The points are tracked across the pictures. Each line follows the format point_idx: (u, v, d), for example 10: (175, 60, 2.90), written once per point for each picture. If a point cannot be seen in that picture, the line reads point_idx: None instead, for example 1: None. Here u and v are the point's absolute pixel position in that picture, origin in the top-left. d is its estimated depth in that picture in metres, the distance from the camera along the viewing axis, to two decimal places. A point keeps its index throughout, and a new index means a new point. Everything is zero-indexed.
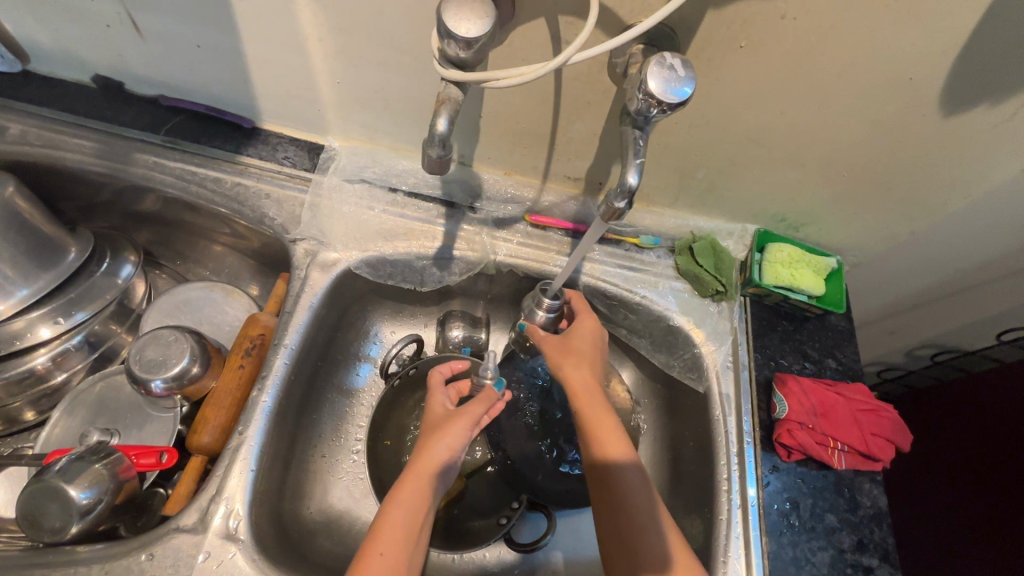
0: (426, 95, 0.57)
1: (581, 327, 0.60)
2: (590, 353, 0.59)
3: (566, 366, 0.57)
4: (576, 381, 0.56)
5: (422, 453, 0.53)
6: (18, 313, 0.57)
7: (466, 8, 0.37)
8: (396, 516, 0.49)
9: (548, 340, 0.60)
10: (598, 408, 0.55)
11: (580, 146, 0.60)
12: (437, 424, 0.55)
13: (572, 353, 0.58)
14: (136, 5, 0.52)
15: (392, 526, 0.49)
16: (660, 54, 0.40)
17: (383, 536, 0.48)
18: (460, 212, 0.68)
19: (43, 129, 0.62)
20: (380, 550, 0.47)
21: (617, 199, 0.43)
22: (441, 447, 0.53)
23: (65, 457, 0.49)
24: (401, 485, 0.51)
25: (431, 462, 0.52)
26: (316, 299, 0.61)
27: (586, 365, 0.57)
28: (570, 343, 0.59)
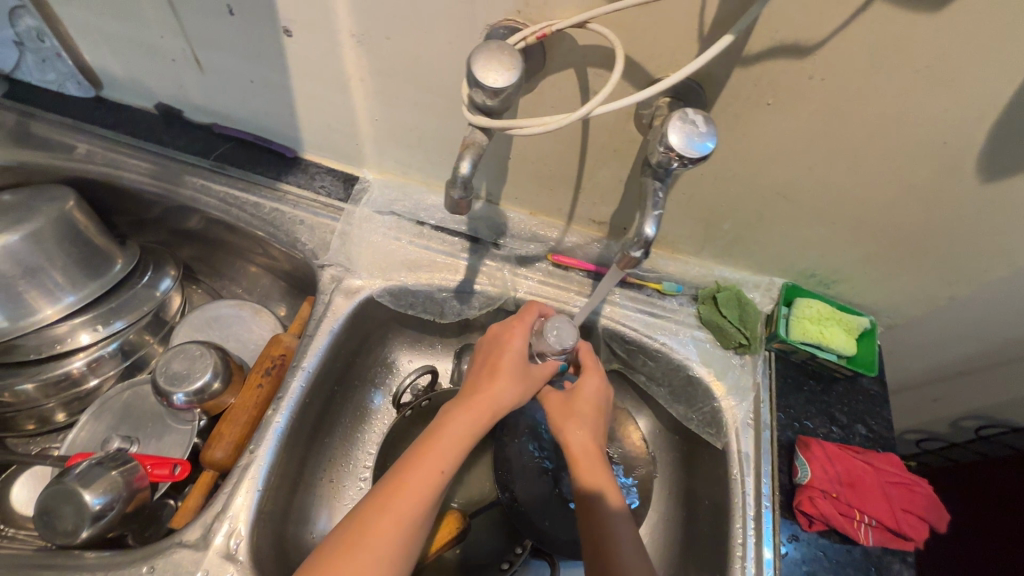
0: (457, 136, 0.59)
1: (587, 384, 0.58)
2: (592, 415, 0.57)
3: (566, 426, 0.57)
4: (575, 444, 0.55)
5: (499, 400, 0.53)
6: (63, 318, 0.61)
7: (495, 60, 0.38)
8: (457, 438, 0.50)
9: (551, 397, 0.59)
10: (595, 469, 0.54)
11: (604, 191, 0.61)
12: (517, 370, 0.54)
13: (573, 415, 0.57)
14: (200, 44, 0.57)
15: (456, 449, 0.50)
16: (683, 109, 0.40)
17: (445, 452, 0.49)
18: (484, 247, 0.69)
19: (106, 148, 0.67)
20: (442, 468, 0.49)
21: (633, 248, 0.43)
22: (511, 394, 0.53)
23: (86, 461, 0.51)
24: (477, 421, 0.51)
25: (502, 408, 0.53)
26: (337, 323, 0.62)
27: (584, 427, 0.56)
28: (571, 406, 0.58)
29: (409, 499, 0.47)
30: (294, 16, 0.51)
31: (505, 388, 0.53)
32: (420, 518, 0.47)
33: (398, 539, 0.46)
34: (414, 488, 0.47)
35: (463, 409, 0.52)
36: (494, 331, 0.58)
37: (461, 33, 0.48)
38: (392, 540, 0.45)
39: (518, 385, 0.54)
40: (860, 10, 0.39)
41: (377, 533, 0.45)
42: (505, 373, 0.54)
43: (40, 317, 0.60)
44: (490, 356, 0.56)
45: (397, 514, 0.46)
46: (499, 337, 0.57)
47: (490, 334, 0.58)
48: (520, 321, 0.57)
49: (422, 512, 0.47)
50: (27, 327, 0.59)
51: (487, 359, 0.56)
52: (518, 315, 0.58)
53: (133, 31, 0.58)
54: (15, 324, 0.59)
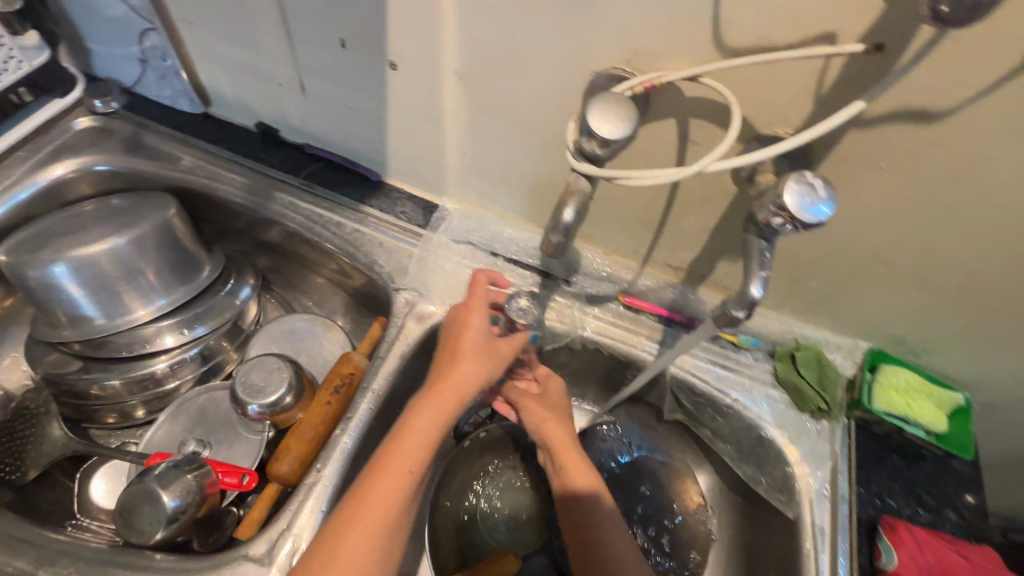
0: (543, 173, 0.60)
1: (552, 385, 0.62)
2: (559, 408, 0.61)
3: (547, 419, 0.60)
4: (558, 437, 0.58)
5: (456, 385, 0.50)
6: (152, 319, 0.64)
7: (611, 111, 0.38)
8: (424, 433, 0.49)
9: (527, 400, 0.61)
10: (575, 461, 0.57)
11: (687, 238, 0.60)
12: (479, 349, 0.52)
13: (553, 410, 0.60)
14: (308, 71, 0.60)
15: (420, 446, 0.49)
16: (797, 171, 0.39)
17: (411, 453, 0.48)
18: (554, 283, 0.68)
19: (206, 161, 0.71)
20: (410, 467, 0.48)
21: (735, 309, 0.42)
22: (475, 376, 0.51)
23: (163, 463, 0.53)
24: (445, 411, 0.50)
25: (462, 389, 0.50)
26: (407, 348, 0.63)
27: (556, 420, 0.60)
28: (547, 399, 0.61)
29: (380, 505, 0.46)
30: (401, 52, 0.53)
31: (468, 371, 0.51)
32: (391, 522, 0.47)
33: (373, 549, 0.45)
34: (383, 492, 0.47)
35: (427, 403, 0.50)
36: (451, 313, 0.56)
37: (564, 78, 0.49)
38: (367, 550, 0.45)
39: (483, 365, 0.52)
40: (999, 81, 0.37)
41: (349, 546, 0.44)
42: (466, 355, 0.51)
43: (133, 317, 0.63)
44: (449, 340, 0.54)
45: (368, 524, 0.45)
46: (458, 319, 0.54)
47: (448, 318, 0.55)
48: (477, 298, 0.55)
49: (395, 515, 0.47)
50: (121, 326, 0.62)
51: (447, 345, 0.54)
52: (474, 292, 0.55)
53: (249, 58, 0.62)
54: (112, 321, 0.62)
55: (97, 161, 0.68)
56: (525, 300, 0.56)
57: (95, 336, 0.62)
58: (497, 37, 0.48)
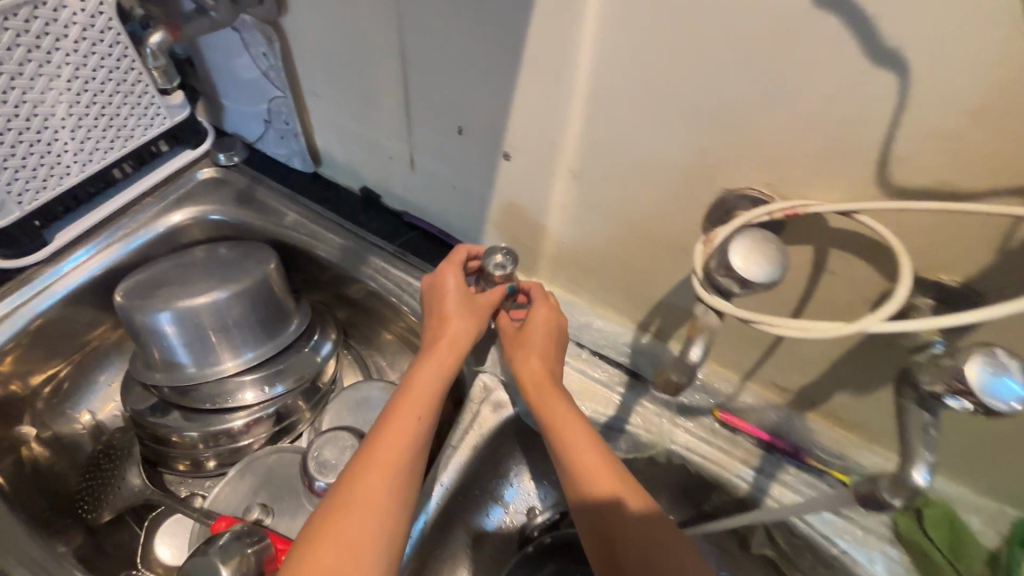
0: (647, 273, 0.57)
1: (537, 314, 0.58)
2: (540, 343, 0.57)
3: (516, 356, 0.57)
4: (525, 374, 0.56)
5: (443, 338, 0.55)
6: (239, 372, 0.65)
7: (754, 252, 0.35)
8: (427, 383, 0.53)
9: (506, 331, 0.59)
10: (561, 407, 0.53)
11: (803, 361, 0.54)
12: (460, 307, 0.57)
13: (524, 344, 0.57)
14: (421, 149, 0.61)
15: (429, 392, 0.53)
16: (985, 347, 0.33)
17: (414, 400, 0.51)
18: (643, 385, 0.63)
19: (308, 219, 0.73)
20: (418, 414, 0.51)
21: (890, 494, 0.35)
22: (464, 329, 0.56)
23: (227, 532, 0.52)
24: (444, 363, 0.54)
25: (450, 338, 0.55)
26: (480, 438, 0.60)
27: (535, 355, 0.56)
28: (522, 334, 0.57)
29: (391, 450, 0.48)
30: (519, 144, 0.53)
31: (455, 326, 0.56)
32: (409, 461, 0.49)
33: (388, 490, 0.47)
34: (393, 437, 0.49)
35: (427, 357, 0.54)
36: (429, 282, 0.60)
37: (689, 189, 0.46)
38: (382, 492, 0.46)
39: (470, 320, 0.56)
40: None
41: (368, 488, 0.46)
42: (453, 316, 0.56)
43: (222, 368, 0.64)
44: (433, 307, 0.58)
45: (382, 467, 0.47)
46: (434, 286, 0.59)
47: (426, 285, 0.60)
48: (451, 263, 0.59)
49: (411, 458, 0.49)
50: (211, 375, 0.64)
51: (434, 310, 0.58)
52: (449, 260, 0.59)
53: (370, 132, 0.65)
54: (203, 370, 0.64)
55: (213, 211, 0.72)
56: (503, 255, 0.58)
57: (185, 383, 0.64)
58: (626, 143, 0.46)
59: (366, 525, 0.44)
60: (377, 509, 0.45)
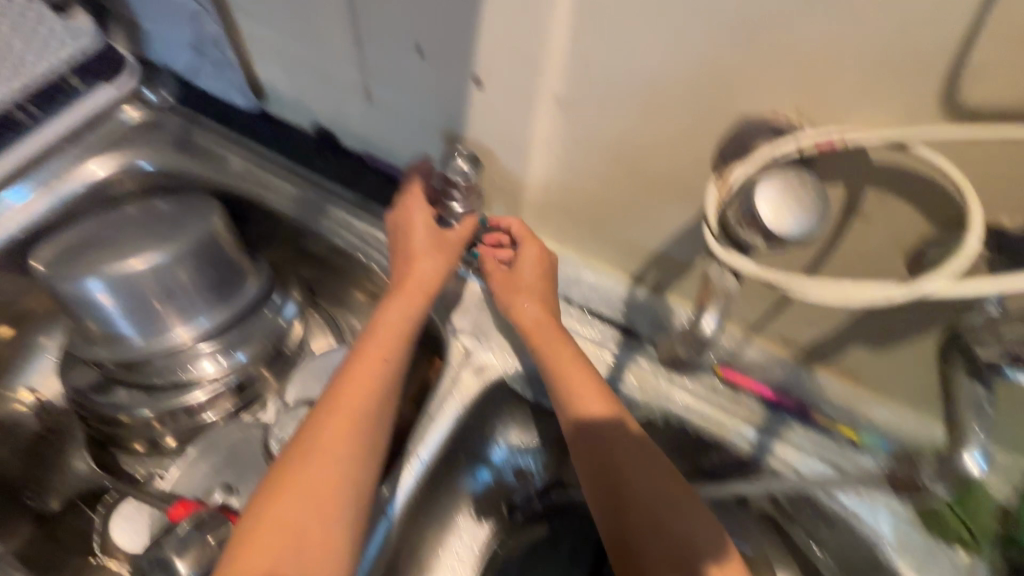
0: (645, 219, 0.49)
1: (527, 252, 0.54)
2: (536, 282, 0.54)
3: (510, 299, 0.53)
4: (527, 317, 0.53)
5: (406, 277, 0.52)
6: (192, 342, 0.58)
7: (787, 199, 0.28)
8: (393, 325, 0.50)
9: (494, 274, 0.56)
10: (558, 345, 0.51)
11: (817, 314, 0.49)
12: (428, 243, 0.53)
13: (521, 287, 0.53)
14: (377, 78, 0.52)
15: (394, 335, 0.50)
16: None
17: (380, 343, 0.49)
18: (638, 342, 0.58)
19: (257, 166, 0.63)
20: (384, 355, 0.48)
21: None
22: (432, 266, 0.52)
23: (187, 519, 0.47)
24: (411, 304, 0.51)
25: (416, 276, 0.52)
26: (461, 407, 0.55)
27: (534, 297, 0.53)
28: (514, 277, 0.54)
29: (353, 394, 0.46)
30: (490, 67, 0.44)
31: (422, 264, 0.52)
32: (375, 404, 0.47)
33: (352, 434, 0.45)
34: (356, 381, 0.47)
35: (393, 298, 0.51)
36: (392, 219, 0.55)
37: (696, 119, 0.38)
38: (343, 436, 0.44)
39: (438, 258, 0.53)
40: None
41: (327, 434, 0.44)
42: (420, 253, 0.52)
43: (171, 339, 0.57)
44: (400, 245, 0.54)
45: (344, 411, 0.45)
46: (400, 222, 0.54)
47: (392, 221, 0.55)
48: (413, 197, 0.54)
49: (379, 398, 0.47)
50: (159, 349, 0.57)
51: (399, 249, 0.54)
52: (412, 195, 0.55)
53: (318, 59, 0.55)
54: (150, 343, 0.57)
55: (142, 159, 0.62)
56: (463, 157, 0.51)
57: (129, 358, 0.57)
58: (622, 64, 0.38)
59: (328, 469, 0.43)
60: (339, 454, 0.44)
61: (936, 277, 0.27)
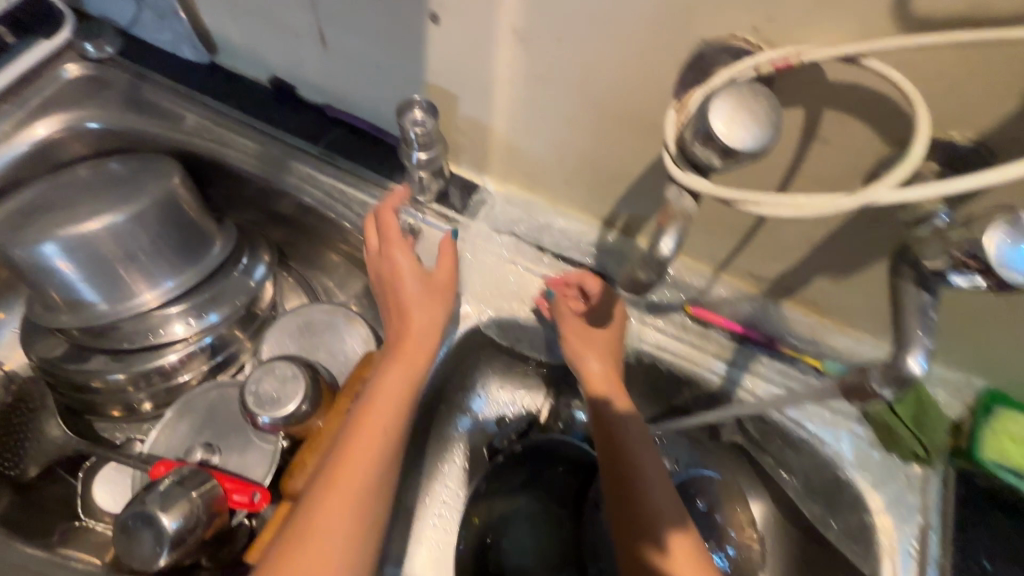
0: (612, 158, 0.49)
1: (613, 310, 0.54)
2: (605, 343, 0.53)
3: (586, 356, 0.52)
4: (597, 377, 0.51)
5: (400, 335, 0.49)
6: (161, 304, 0.57)
7: (742, 112, 0.28)
8: (392, 393, 0.46)
9: (570, 324, 0.54)
10: (618, 399, 0.51)
11: (781, 246, 0.50)
12: (418, 292, 0.50)
13: (593, 345, 0.52)
14: (331, 20, 0.50)
15: (395, 401, 0.46)
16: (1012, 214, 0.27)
17: (380, 412, 0.45)
18: (610, 285, 0.58)
19: (213, 122, 0.61)
20: (385, 426, 0.45)
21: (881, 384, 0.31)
22: (425, 314, 0.50)
23: (168, 477, 0.48)
24: (411, 368, 0.48)
25: (410, 326, 0.50)
26: (439, 355, 0.55)
27: (599, 357, 0.52)
28: (590, 332, 0.53)
29: (352, 472, 0.42)
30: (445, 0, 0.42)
31: (415, 312, 0.50)
32: (377, 478, 0.43)
33: (348, 514, 0.41)
34: (358, 453, 0.43)
35: (391, 362, 0.48)
36: (375, 267, 0.52)
37: (655, 46, 0.38)
38: (339, 518, 0.41)
39: (432, 306, 0.51)
40: None
41: (320, 518, 0.40)
42: (412, 303, 0.50)
43: (138, 301, 0.56)
44: (387, 296, 0.52)
45: (342, 490, 0.42)
46: (387, 271, 0.51)
47: (374, 273, 0.53)
48: (395, 242, 0.51)
49: (378, 471, 0.43)
50: (127, 312, 0.56)
51: (388, 301, 0.52)
52: (392, 239, 0.51)
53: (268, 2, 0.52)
54: (116, 308, 0.56)
55: (89, 118, 0.59)
56: (420, 108, 0.48)
57: (97, 323, 0.56)
58: None
59: (323, 555, 0.39)
60: (333, 536, 0.40)
61: (883, 185, 0.28)
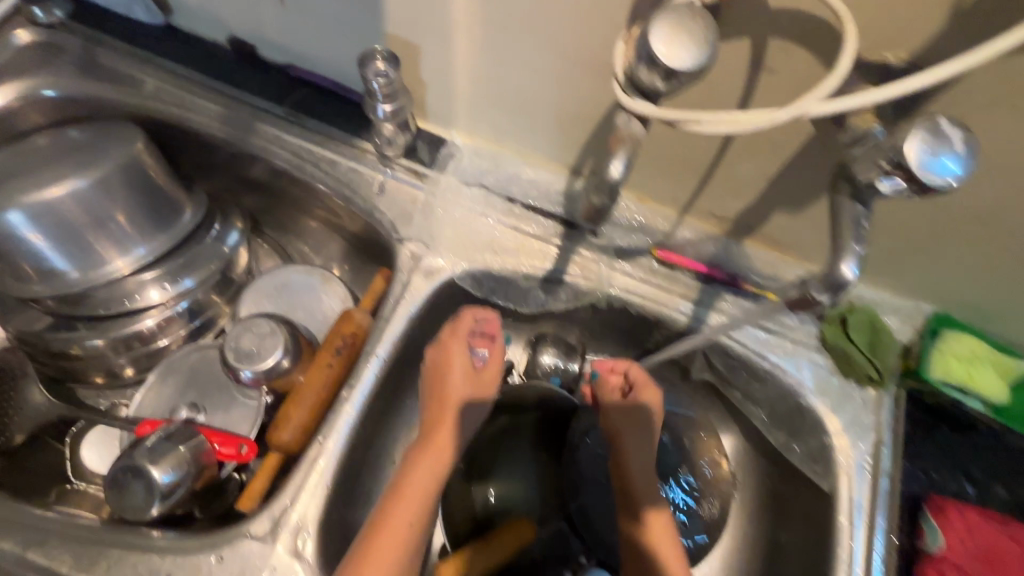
0: (573, 103, 0.50)
1: (646, 397, 0.55)
2: (646, 424, 0.56)
3: (618, 436, 0.56)
4: (632, 454, 0.55)
5: (435, 423, 0.52)
6: (133, 271, 0.57)
7: (680, 33, 0.29)
8: (424, 486, 0.49)
9: (611, 406, 0.56)
10: (643, 479, 0.54)
11: (740, 184, 0.51)
12: (463, 388, 0.53)
13: (630, 424, 0.55)
14: None
15: (423, 496, 0.49)
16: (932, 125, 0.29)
17: (410, 500, 0.49)
18: (579, 233, 0.60)
19: (174, 86, 0.60)
20: (410, 519, 0.48)
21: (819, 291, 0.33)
22: (467, 413, 0.53)
23: (155, 433, 0.49)
24: (442, 457, 0.51)
25: (447, 420, 0.52)
26: (414, 307, 0.57)
27: (635, 436, 0.55)
28: (631, 407, 0.55)
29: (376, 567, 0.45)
30: None
31: (458, 410, 0.53)
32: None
33: None
34: (384, 550, 0.46)
35: (425, 454, 0.51)
36: (430, 358, 0.55)
37: None
38: None
39: (471, 397, 0.53)
40: None
41: None
42: (452, 396, 0.53)
43: (110, 269, 0.56)
44: (432, 386, 0.54)
45: None
46: (436, 363, 0.54)
47: (425, 364, 0.55)
48: (455, 337, 0.54)
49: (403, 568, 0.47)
50: (99, 280, 0.56)
51: (432, 394, 0.54)
52: (451, 335, 0.55)
53: None
54: (88, 276, 0.56)
55: (46, 85, 0.59)
56: (382, 58, 0.48)
57: (69, 291, 0.56)
58: None
59: None
60: None
61: (813, 98, 0.29)
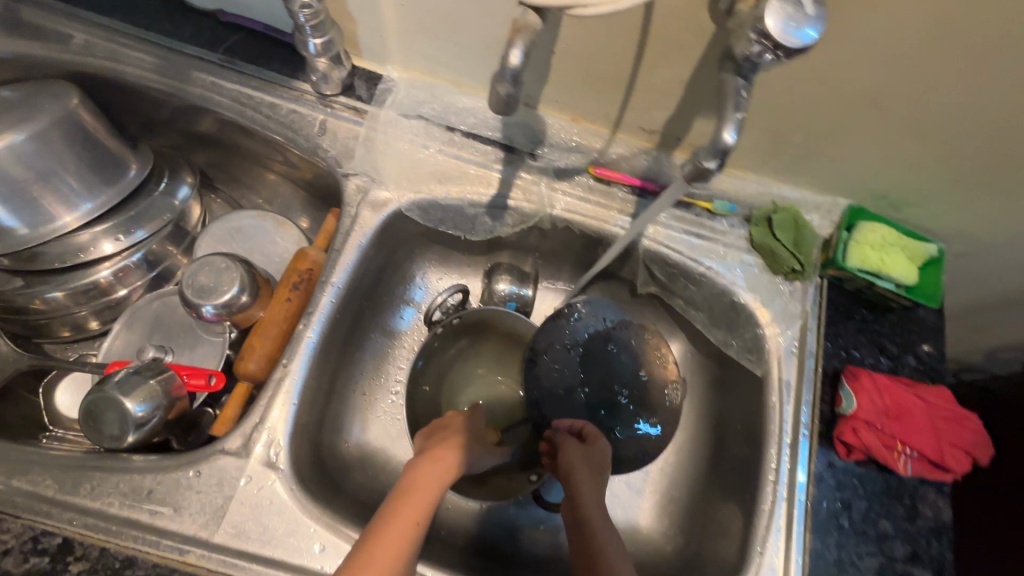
0: (495, 24, 0.52)
1: (597, 448, 0.56)
2: (598, 466, 0.55)
3: (573, 470, 0.54)
4: (585, 494, 0.52)
5: (445, 441, 0.53)
6: (83, 225, 0.58)
7: None
8: (431, 488, 0.48)
9: (567, 443, 0.56)
10: (592, 511, 0.52)
11: (660, 93, 0.54)
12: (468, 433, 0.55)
13: (587, 462, 0.55)
14: None
15: (427, 500, 0.47)
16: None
17: (421, 500, 0.46)
18: (519, 157, 0.63)
19: (103, 38, 0.60)
20: (417, 518, 0.45)
21: (706, 159, 0.37)
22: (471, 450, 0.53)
23: (122, 370, 0.51)
24: (450, 471, 0.50)
25: (456, 441, 0.53)
26: (365, 238, 0.59)
27: (591, 475, 0.54)
28: (589, 445, 0.56)
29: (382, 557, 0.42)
30: None
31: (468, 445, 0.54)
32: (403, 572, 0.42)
33: None
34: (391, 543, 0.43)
35: (428, 461, 0.50)
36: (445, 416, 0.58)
37: None
38: None
39: (477, 446, 0.54)
40: None
41: None
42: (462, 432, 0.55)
43: (59, 224, 0.57)
44: (438, 427, 0.55)
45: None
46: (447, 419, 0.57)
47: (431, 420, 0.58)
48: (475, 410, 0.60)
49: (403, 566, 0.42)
50: (49, 236, 0.57)
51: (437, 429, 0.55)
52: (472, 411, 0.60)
53: None
54: (37, 232, 0.56)
55: None
56: None
57: (19, 248, 0.56)
58: None
59: None
60: None
61: None
